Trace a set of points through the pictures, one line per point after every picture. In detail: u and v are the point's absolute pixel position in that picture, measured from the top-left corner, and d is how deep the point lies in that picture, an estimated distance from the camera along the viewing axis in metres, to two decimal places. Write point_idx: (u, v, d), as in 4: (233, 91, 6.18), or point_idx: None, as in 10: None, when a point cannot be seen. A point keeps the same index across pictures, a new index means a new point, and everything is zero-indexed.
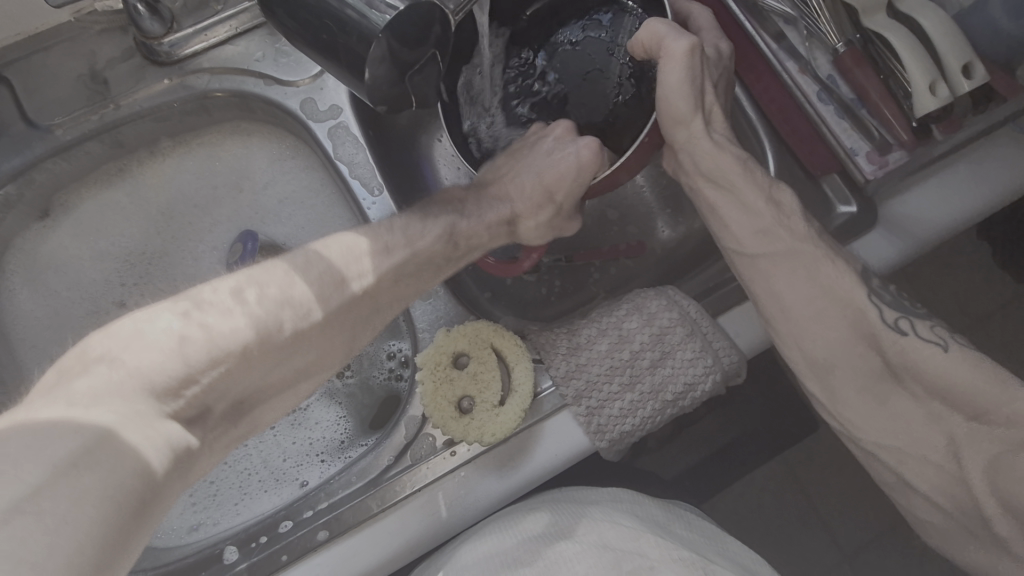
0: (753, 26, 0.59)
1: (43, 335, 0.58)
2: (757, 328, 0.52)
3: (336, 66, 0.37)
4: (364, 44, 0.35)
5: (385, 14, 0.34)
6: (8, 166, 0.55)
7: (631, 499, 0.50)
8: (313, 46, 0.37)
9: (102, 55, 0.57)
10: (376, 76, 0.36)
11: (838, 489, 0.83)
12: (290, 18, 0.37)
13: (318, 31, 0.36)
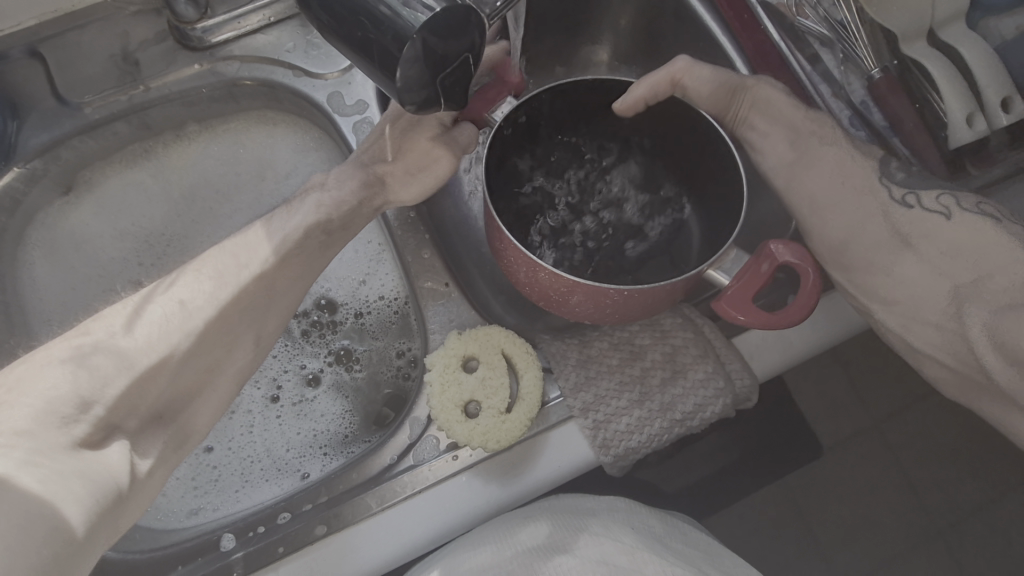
0: (789, 46, 0.58)
1: (56, 309, 0.58)
2: (773, 352, 0.51)
3: (368, 64, 0.37)
4: (398, 44, 0.34)
5: (420, 14, 0.34)
6: (37, 141, 0.56)
7: (626, 509, 0.49)
8: (345, 41, 0.37)
9: (136, 37, 0.58)
10: (407, 77, 0.35)
11: (841, 518, 0.82)
12: (324, 12, 0.36)
13: (353, 28, 0.35)
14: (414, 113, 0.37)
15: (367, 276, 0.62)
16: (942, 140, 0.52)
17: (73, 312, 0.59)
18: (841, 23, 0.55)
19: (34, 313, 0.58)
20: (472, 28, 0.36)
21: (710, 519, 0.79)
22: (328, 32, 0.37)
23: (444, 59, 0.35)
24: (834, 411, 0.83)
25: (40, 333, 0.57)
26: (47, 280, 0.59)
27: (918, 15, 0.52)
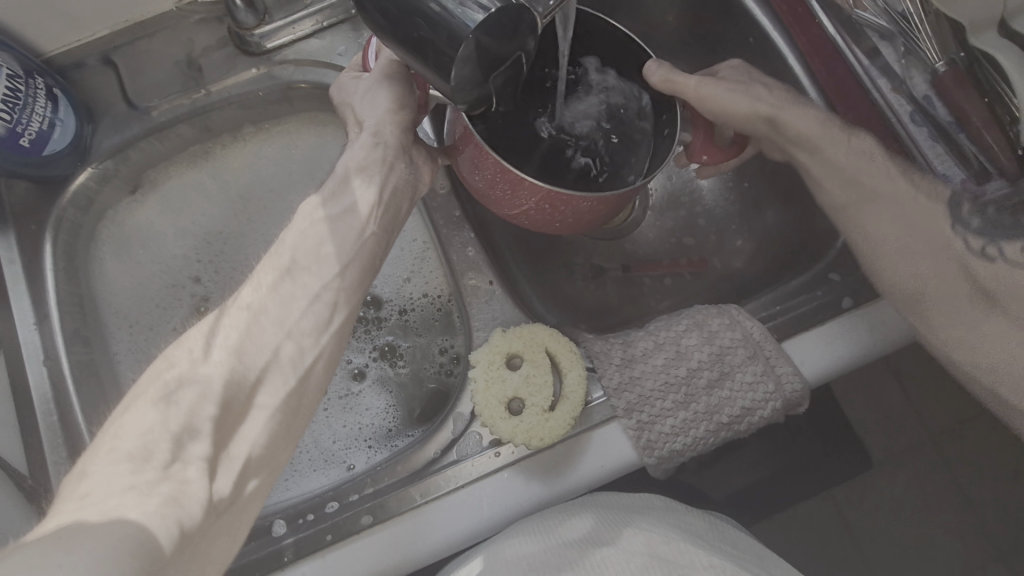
0: (845, 40, 0.57)
1: (125, 302, 0.62)
2: (827, 357, 0.50)
3: (422, 65, 0.37)
4: (452, 45, 0.35)
5: (477, 14, 0.34)
6: (108, 143, 0.59)
7: (664, 506, 0.48)
8: (401, 43, 0.37)
9: (199, 43, 0.61)
10: (461, 77, 0.36)
11: (894, 535, 0.79)
12: (381, 14, 0.37)
13: (408, 30, 0.36)
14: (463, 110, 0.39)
15: (412, 273, 0.63)
16: (1015, 137, 0.49)
17: (139, 305, 0.62)
18: (903, 15, 0.53)
19: (103, 305, 0.61)
20: (522, 29, 0.36)
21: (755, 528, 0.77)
22: (384, 31, 0.37)
23: (493, 60, 0.36)
24: (888, 423, 0.80)
25: (109, 324, 0.61)
26: (116, 274, 0.62)
27: None
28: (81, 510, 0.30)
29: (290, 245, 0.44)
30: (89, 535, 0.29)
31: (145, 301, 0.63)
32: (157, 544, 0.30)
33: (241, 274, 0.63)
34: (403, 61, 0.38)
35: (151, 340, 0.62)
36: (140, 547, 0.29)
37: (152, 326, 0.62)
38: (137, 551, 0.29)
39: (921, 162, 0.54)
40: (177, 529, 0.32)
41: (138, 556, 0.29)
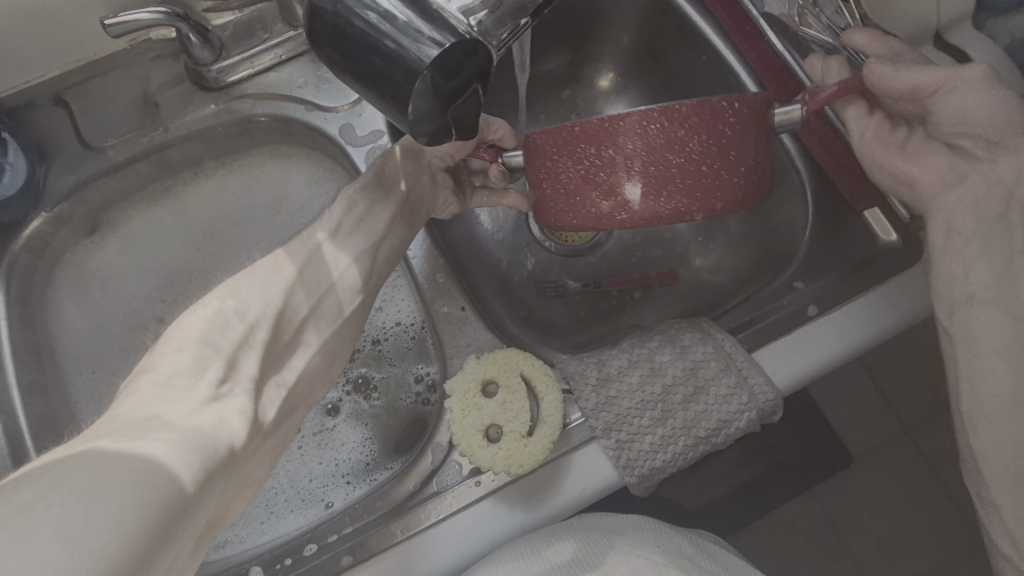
0: (794, 56, 0.58)
1: (85, 347, 0.60)
2: (798, 364, 0.50)
3: (380, 99, 0.38)
4: (409, 80, 0.35)
5: (431, 49, 0.35)
6: (62, 185, 0.58)
7: (654, 528, 0.48)
8: (358, 79, 0.38)
9: (155, 80, 0.60)
10: (419, 110, 0.36)
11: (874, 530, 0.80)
12: (337, 51, 0.37)
13: (364, 66, 0.36)
14: (426, 144, 0.38)
15: (383, 302, 0.62)
16: None
17: (100, 350, 0.60)
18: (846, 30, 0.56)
19: (62, 352, 0.59)
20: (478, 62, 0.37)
21: (740, 535, 0.77)
22: (343, 70, 0.38)
23: (453, 93, 0.36)
24: (861, 420, 0.82)
25: (70, 371, 0.59)
26: (74, 319, 0.60)
27: (924, 19, 0.53)
28: (96, 441, 0.30)
29: (255, 282, 0.43)
30: (104, 463, 0.28)
31: (105, 345, 0.60)
32: (178, 479, 0.30)
33: None
34: (361, 96, 0.39)
35: (113, 386, 0.59)
36: (163, 480, 0.29)
37: (114, 372, 0.60)
38: (158, 484, 0.29)
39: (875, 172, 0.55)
40: (198, 464, 0.32)
41: (161, 495, 0.29)
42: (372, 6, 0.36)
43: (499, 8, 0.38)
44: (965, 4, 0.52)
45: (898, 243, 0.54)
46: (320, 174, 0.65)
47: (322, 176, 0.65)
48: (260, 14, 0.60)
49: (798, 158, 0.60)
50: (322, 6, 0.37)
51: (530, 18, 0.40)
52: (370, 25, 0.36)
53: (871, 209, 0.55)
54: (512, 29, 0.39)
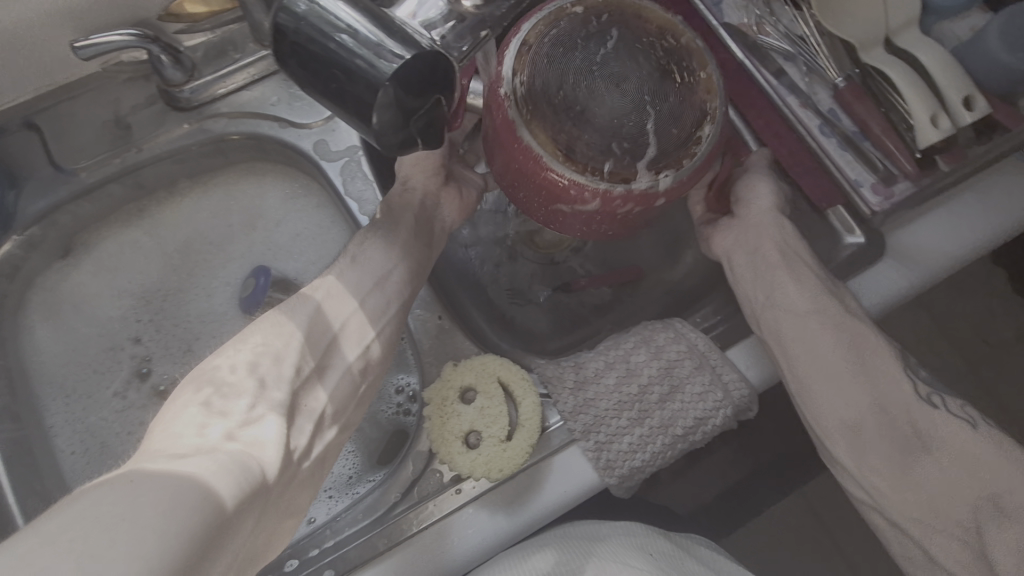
0: (754, 63, 0.61)
1: (59, 372, 0.59)
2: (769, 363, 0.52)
3: (345, 112, 0.39)
4: (371, 91, 0.36)
5: (393, 63, 0.36)
6: (34, 208, 0.58)
7: (644, 533, 0.48)
8: (323, 94, 0.39)
9: (126, 102, 0.60)
10: (383, 122, 0.37)
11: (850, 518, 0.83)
12: (301, 68, 0.38)
13: (327, 81, 0.37)
14: (392, 156, 0.39)
15: None
16: (911, 141, 0.54)
17: (75, 373, 0.59)
18: (801, 37, 0.59)
19: (37, 377, 0.58)
20: (440, 72, 0.38)
21: (728, 534, 0.78)
22: (310, 87, 0.38)
23: (415, 104, 0.38)
24: None
25: (45, 396, 0.58)
26: (47, 343, 0.59)
27: (873, 25, 0.55)
28: (140, 461, 0.31)
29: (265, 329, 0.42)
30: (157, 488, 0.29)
31: (80, 368, 0.60)
32: (221, 502, 0.30)
33: (183, 331, 0.62)
34: (327, 109, 0.39)
35: (88, 410, 0.59)
36: (200, 504, 0.30)
37: (89, 395, 0.59)
38: (195, 508, 0.29)
39: (836, 173, 0.58)
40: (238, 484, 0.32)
41: (198, 518, 0.29)
42: (338, 28, 0.37)
43: (461, 23, 0.41)
44: (912, 10, 0.55)
45: (863, 240, 0.56)
46: (295, 188, 0.65)
47: (298, 190, 0.65)
48: (230, 35, 0.61)
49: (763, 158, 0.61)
50: (287, 26, 0.37)
51: (491, 30, 0.42)
52: (338, 44, 0.37)
53: (833, 208, 0.58)
54: (473, 42, 0.41)
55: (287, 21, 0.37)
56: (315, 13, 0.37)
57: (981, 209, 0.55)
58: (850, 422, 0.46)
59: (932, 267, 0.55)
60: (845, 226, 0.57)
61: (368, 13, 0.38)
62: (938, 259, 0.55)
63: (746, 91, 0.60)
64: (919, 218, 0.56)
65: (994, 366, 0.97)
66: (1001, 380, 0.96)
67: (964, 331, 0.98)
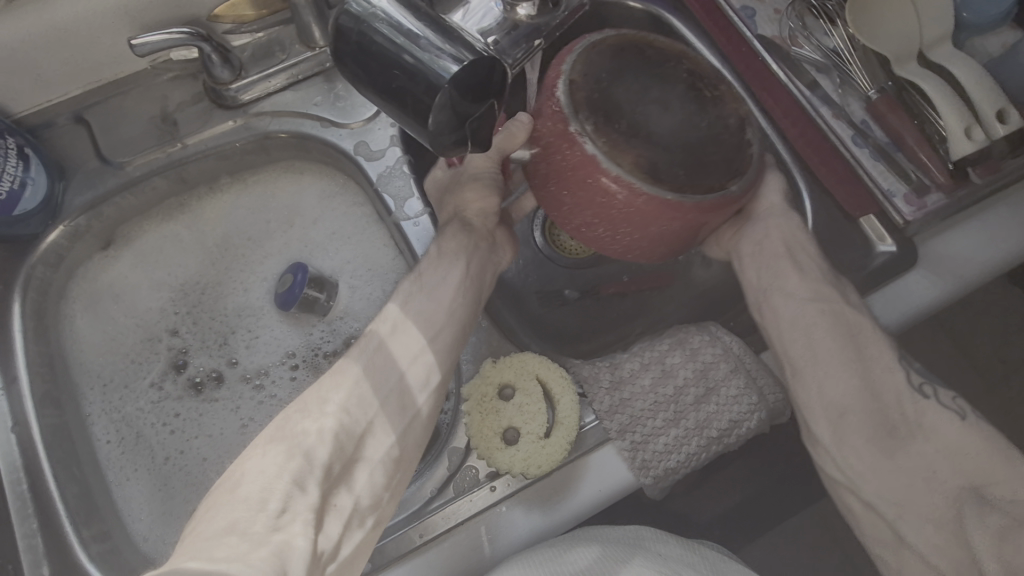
0: (789, 74, 0.61)
1: (98, 360, 0.60)
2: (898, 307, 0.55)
3: (399, 113, 0.39)
4: (431, 93, 0.37)
5: (451, 65, 0.36)
6: (81, 200, 0.59)
7: (654, 538, 0.47)
8: (378, 94, 0.39)
9: (173, 99, 0.62)
10: (439, 122, 0.38)
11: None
12: (358, 68, 0.39)
13: (386, 81, 0.38)
14: (442, 155, 0.40)
15: None
16: (945, 153, 0.55)
17: (113, 362, 0.60)
18: (834, 50, 0.60)
19: (76, 364, 0.59)
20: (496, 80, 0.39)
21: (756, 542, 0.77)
22: (368, 87, 0.39)
23: (471, 109, 0.38)
24: None
25: (83, 384, 0.59)
26: (86, 332, 0.60)
27: (907, 39, 0.57)
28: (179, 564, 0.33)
29: None
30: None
31: (118, 358, 0.61)
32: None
33: (219, 325, 0.63)
34: (380, 110, 0.40)
35: (126, 400, 0.59)
36: None
37: (127, 385, 0.60)
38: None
39: (868, 182, 0.58)
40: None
41: None
42: (400, 32, 0.37)
43: (515, 30, 0.42)
44: (946, 24, 0.56)
45: (895, 249, 0.56)
46: (334, 189, 0.67)
47: (337, 191, 0.66)
48: (278, 36, 0.62)
49: (794, 164, 0.62)
50: (350, 29, 0.38)
51: (544, 38, 0.43)
52: (396, 45, 0.37)
53: (866, 216, 0.57)
54: (527, 49, 0.42)
55: (348, 24, 0.38)
56: (377, 16, 0.38)
57: (1012, 223, 0.56)
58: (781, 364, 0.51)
59: (964, 278, 0.55)
60: (878, 235, 0.57)
61: (427, 19, 0.38)
62: (969, 269, 0.55)
63: (780, 101, 0.61)
64: (951, 229, 0.56)
65: (1012, 387, 0.97)
66: (1016, 401, 0.96)
67: (982, 353, 0.98)
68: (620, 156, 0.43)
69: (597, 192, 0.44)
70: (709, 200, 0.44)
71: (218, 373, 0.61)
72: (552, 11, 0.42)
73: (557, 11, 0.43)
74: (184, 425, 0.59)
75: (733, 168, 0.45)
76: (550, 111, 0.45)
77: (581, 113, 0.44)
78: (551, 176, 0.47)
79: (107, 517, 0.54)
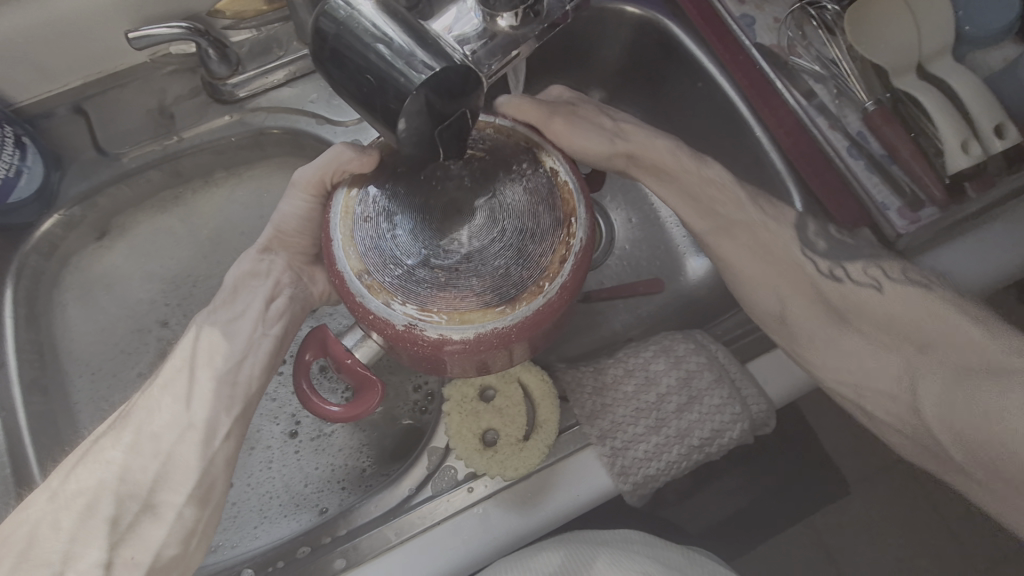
0: (785, 83, 0.61)
1: (89, 349, 0.61)
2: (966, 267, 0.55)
3: (371, 115, 0.39)
4: (399, 99, 0.36)
5: (423, 73, 0.36)
6: (76, 190, 0.59)
7: (643, 540, 0.47)
8: (353, 96, 0.39)
9: (171, 92, 0.62)
10: (409, 128, 0.38)
11: (858, 538, 0.84)
12: (336, 70, 0.39)
13: (360, 84, 0.38)
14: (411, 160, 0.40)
15: None
16: (941, 167, 0.54)
17: (103, 351, 0.61)
18: (833, 60, 0.60)
19: (67, 352, 0.60)
20: (469, 89, 0.38)
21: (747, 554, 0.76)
22: (342, 90, 0.39)
23: (443, 117, 0.38)
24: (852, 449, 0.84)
25: (73, 373, 0.59)
26: (78, 321, 0.61)
27: (905, 52, 0.56)
28: None
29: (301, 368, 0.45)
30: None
31: (109, 347, 0.61)
32: None
33: None
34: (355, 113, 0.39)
35: (113, 388, 0.60)
36: None
37: (115, 374, 0.60)
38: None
39: (862, 194, 0.57)
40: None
41: None
42: (375, 37, 0.37)
43: (492, 40, 0.41)
44: (944, 38, 0.56)
45: None
46: None
47: None
48: (276, 33, 0.63)
49: (788, 175, 0.61)
50: (328, 30, 0.38)
51: (523, 50, 0.41)
52: (370, 47, 0.37)
53: (859, 228, 0.57)
54: (502, 60, 0.41)
55: (327, 25, 0.38)
56: (356, 20, 0.38)
57: (1009, 240, 0.55)
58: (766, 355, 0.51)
59: (957, 293, 0.54)
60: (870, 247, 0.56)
61: (405, 24, 0.38)
62: (963, 285, 0.54)
63: (776, 112, 0.61)
64: (946, 244, 0.56)
65: None
66: None
67: None
68: (469, 302, 0.41)
69: (465, 355, 0.42)
70: (566, 271, 0.42)
71: None
72: (532, 21, 0.41)
73: (538, 21, 0.41)
74: None
75: (554, 227, 0.43)
76: (364, 314, 0.42)
77: (407, 285, 0.42)
78: (408, 357, 0.44)
79: None
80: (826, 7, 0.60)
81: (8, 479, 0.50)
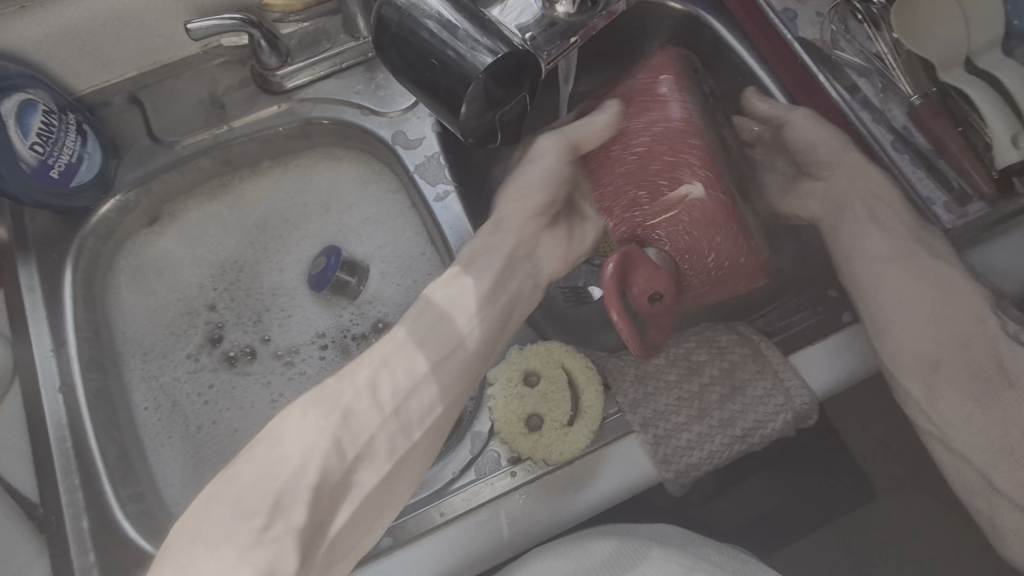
0: (828, 77, 0.60)
1: (140, 330, 0.62)
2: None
3: (433, 100, 0.41)
4: (463, 84, 0.38)
5: (487, 57, 0.37)
6: (132, 176, 0.61)
7: (683, 537, 0.48)
8: (415, 82, 0.40)
9: (222, 83, 0.64)
10: (470, 113, 0.39)
11: None
12: (399, 58, 0.40)
13: (423, 70, 0.39)
14: (472, 144, 0.42)
15: None
16: (990, 161, 0.54)
17: (153, 333, 0.63)
18: (878, 54, 0.59)
19: (120, 333, 0.62)
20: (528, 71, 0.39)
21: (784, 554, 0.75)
22: (404, 76, 0.40)
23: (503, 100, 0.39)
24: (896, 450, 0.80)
25: (126, 354, 0.61)
26: (131, 303, 0.63)
27: (952, 45, 0.56)
28: None
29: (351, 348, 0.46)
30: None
31: (159, 329, 0.63)
32: None
33: (254, 303, 0.65)
34: (418, 99, 0.41)
35: (164, 369, 0.62)
36: None
37: (165, 354, 0.62)
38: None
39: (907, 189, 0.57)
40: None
41: None
42: (438, 24, 0.39)
43: (551, 27, 0.41)
44: (990, 33, 0.56)
45: None
46: (373, 177, 0.68)
47: (374, 179, 0.68)
48: (325, 25, 0.64)
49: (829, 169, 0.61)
50: (390, 18, 0.40)
51: (580, 37, 0.42)
52: (433, 35, 0.39)
53: None
54: (561, 46, 0.42)
55: (390, 14, 0.40)
56: (418, 7, 0.39)
57: None
58: (922, 361, 0.51)
59: (1004, 289, 0.54)
60: None
61: (466, 10, 0.39)
62: (1011, 282, 0.54)
63: None
64: (993, 240, 0.55)
65: None
66: None
67: None
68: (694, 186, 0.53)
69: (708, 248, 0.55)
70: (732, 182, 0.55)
71: (251, 349, 0.63)
72: (590, 9, 0.42)
73: (596, 9, 0.42)
74: (218, 396, 0.61)
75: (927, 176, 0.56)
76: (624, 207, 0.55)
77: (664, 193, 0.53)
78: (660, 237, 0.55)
79: (142, 479, 0.56)
80: (873, 1, 0.60)
81: (70, 454, 0.53)
